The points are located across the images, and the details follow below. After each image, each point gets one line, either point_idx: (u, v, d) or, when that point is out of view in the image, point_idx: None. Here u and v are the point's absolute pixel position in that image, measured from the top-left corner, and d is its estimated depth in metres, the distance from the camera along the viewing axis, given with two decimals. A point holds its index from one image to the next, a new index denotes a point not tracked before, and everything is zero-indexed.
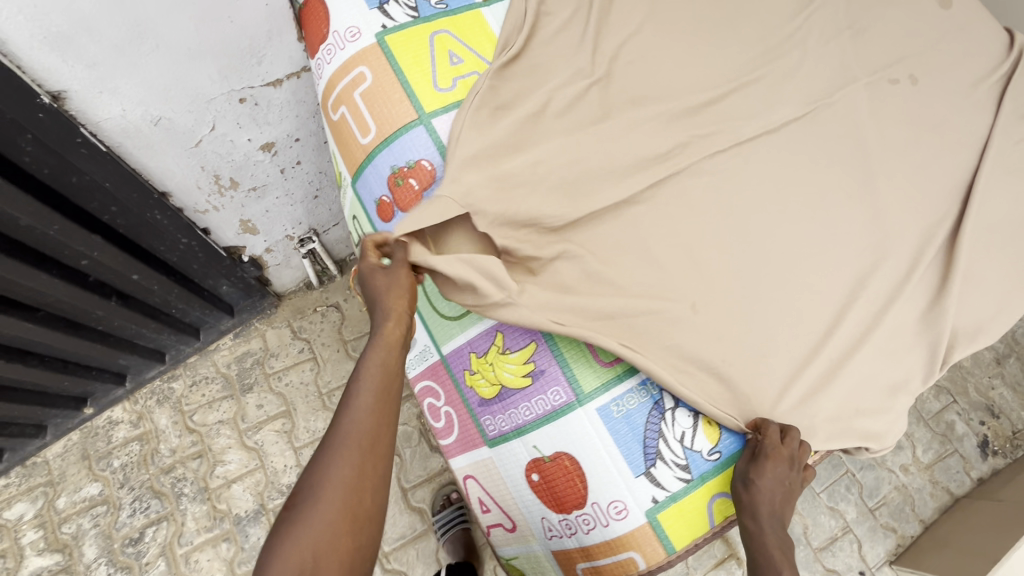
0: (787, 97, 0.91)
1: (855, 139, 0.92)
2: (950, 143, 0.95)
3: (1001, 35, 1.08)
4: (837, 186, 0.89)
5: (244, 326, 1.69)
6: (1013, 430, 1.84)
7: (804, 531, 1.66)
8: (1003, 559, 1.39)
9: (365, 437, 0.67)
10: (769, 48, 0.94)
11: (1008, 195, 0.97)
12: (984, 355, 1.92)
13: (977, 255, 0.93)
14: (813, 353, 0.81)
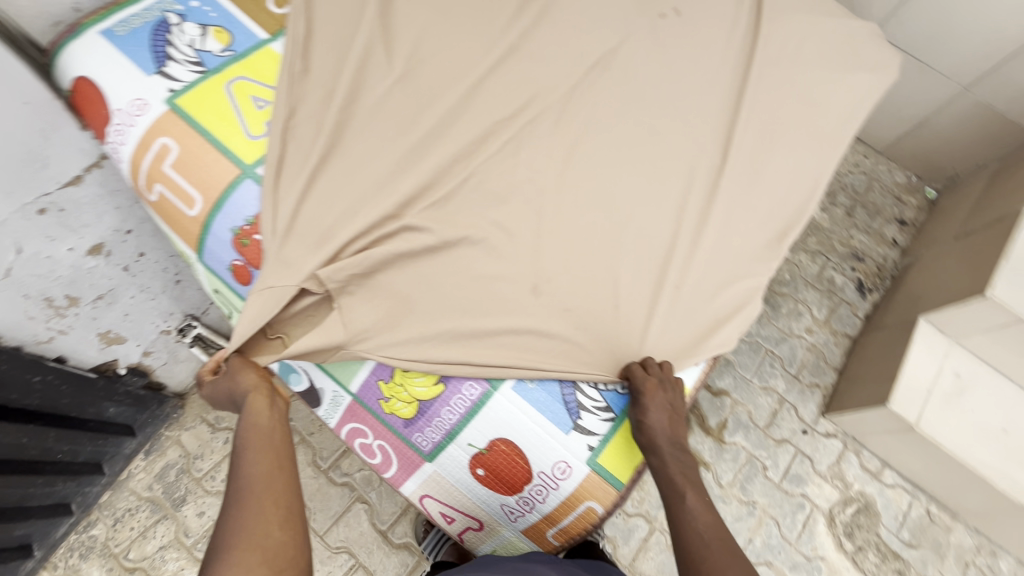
0: (570, 62, 1.01)
1: (646, 75, 1.04)
2: (723, 56, 1.11)
3: None
4: (646, 118, 1.00)
5: (153, 441, 1.54)
6: (878, 266, 2.12)
7: (749, 416, 1.82)
8: (898, 375, 1.61)
9: (258, 484, 0.72)
10: (541, 21, 1.03)
11: (783, 80, 1.11)
12: (837, 213, 2.21)
13: (781, 138, 1.06)
14: (672, 264, 0.90)
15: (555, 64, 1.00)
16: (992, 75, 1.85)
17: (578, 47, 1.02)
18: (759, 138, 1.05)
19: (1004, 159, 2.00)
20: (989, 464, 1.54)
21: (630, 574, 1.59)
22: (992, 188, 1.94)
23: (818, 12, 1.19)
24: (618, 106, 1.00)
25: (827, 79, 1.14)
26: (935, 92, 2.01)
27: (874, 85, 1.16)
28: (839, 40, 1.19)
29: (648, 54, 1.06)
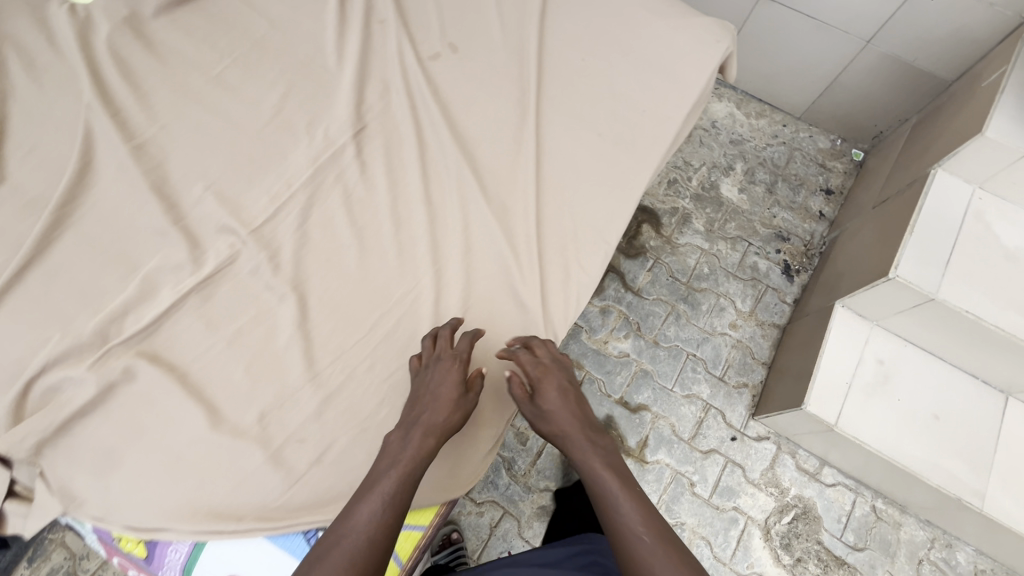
0: (322, 126, 1.04)
1: (417, 123, 1.02)
2: (505, 75, 1.04)
3: None
4: (420, 175, 1.00)
5: (36, 546, 1.48)
6: (805, 244, 1.97)
7: (671, 432, 1.70)
8: (814, 370, 1.48)
9: (406, 466, 0.83)
10: (295, 92, 1.07)
11: (570, 93, 1.03)
12: (756, 191, 2.05)
13: (575, 161, 0.99)
14: (414, 320, 0.96)
15: (324, 146, 1.02)
16: (890, 24, 1.68)
17: (339, 124, 1.03)
18: (545, 171, 0.99)
19: (921, 112, 1.84)
20: (919, 458, 1.41)
21: None
22: (909, 146, 1.78)
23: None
24: (387, 172, 1.01)
25: (634, 76, 1.03)
26: (837, 48, 1.84)
27: (695, 69, 1.05)
28: (653, 21, 1.07)
29: (420, 108, 1.03)
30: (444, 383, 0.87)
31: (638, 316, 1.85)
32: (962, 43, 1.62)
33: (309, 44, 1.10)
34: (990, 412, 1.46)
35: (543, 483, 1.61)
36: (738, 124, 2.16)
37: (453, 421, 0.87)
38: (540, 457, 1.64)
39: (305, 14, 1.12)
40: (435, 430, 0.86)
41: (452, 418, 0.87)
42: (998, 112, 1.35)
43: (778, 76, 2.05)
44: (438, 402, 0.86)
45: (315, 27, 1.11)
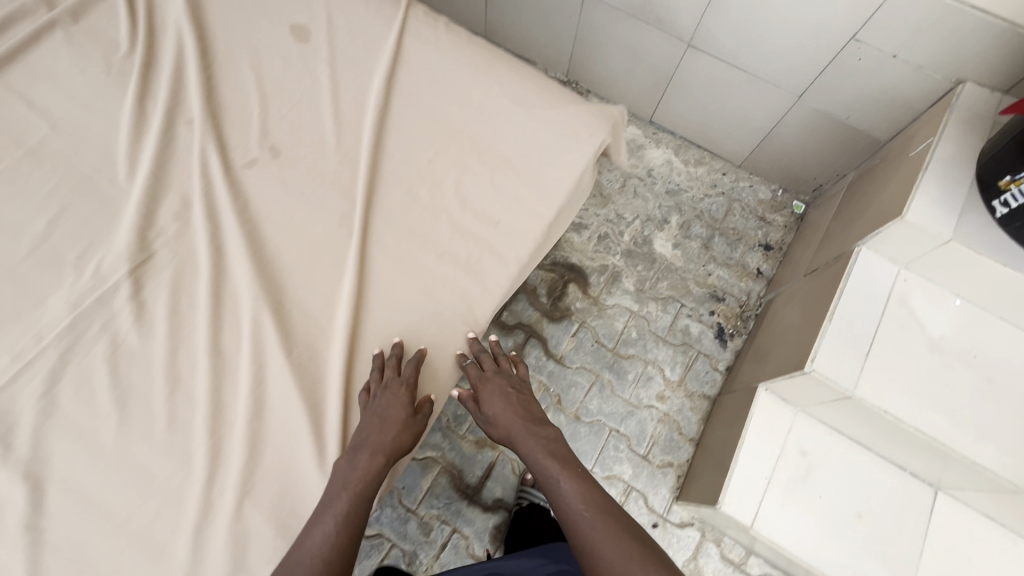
0: (88, 256, 0.81)
1: (212, 249, 0.80)
2: (334, 180, 0.86)
3: (363, 31, 0.94)
4: (207, 317, 0.78)
5: None
6: (740, 305, 1.86)
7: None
8: (731, 466, 1.37)
9: (361, 486, 0.74)
10: (56, 206, 0.82)
11: (408, 207, 0.86)
12: (692, 246, 1.93)
13: (412, 283, 0.83)
14: (189, 513, 0.73)
15: (88, 283, 0.80)
16: (821, 81, 1.57)
17: (108, 255, 0.80)
18: (375, 295, 0.82)
19: (859, 167, 1.73)
20: (839, 562, 1.31)
21: None
22: (845, 208, 1.68)
23: (479, 81, 0.94)
24: (165, 319, 0.79)
25: (487, 180, 0.89)
26: (771, 100, 1.73)
27: (560, 168, 0.92)
28: (512, 111, 0.93)
29: (218, 224, 0.81)
30: (391, 410, 0.78)
31: (559, 388, 1.73)
32: (899, 100, 1.50)
33: (76, 137, 0.85)
34: (919, 507, 1.35)
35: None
36: (675, 172, 2.04)
37: (401, 443, 0.79)
38: (444, 551, 1.51)
39: (86, 94, 0.87)
40: (383, 451, 0.77)
41: (402, 441, 0.79)
42: (920, 193, 1.24)
43: (712, 124, 1.94)
44: (386, 429, 0.77)
45: (97, 115, 0.86)
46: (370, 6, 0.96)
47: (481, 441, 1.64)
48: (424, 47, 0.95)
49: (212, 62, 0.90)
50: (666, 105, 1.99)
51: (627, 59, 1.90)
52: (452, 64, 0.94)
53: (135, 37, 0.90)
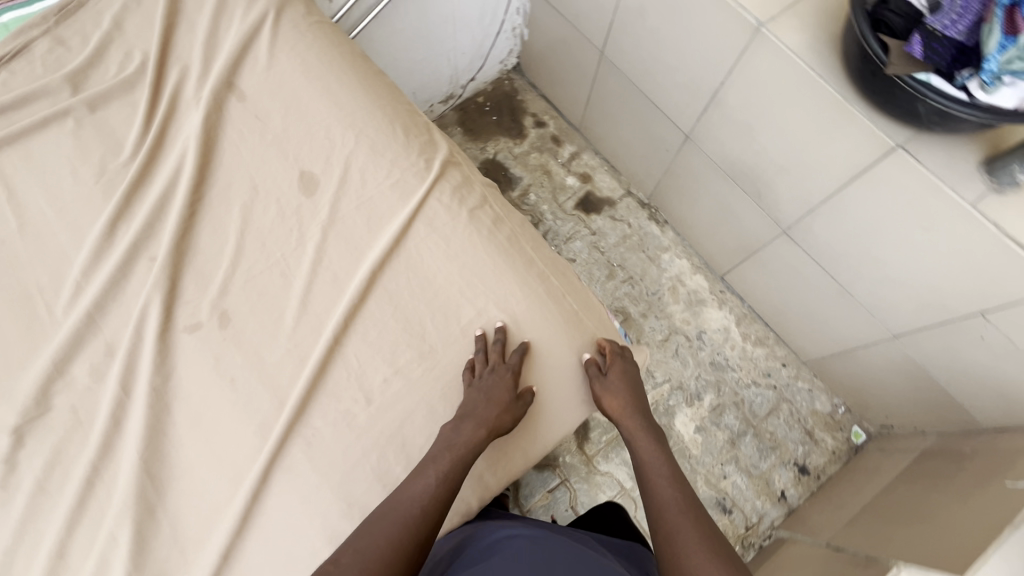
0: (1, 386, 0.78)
1: (110, 420, 0.76)
2: (271, 373, 0.79)
3: (365, 208, 0.86)
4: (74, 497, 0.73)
5: None
6: (746, 526, 1.61)
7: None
8: None
9: (464, 451, 0.75)
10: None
11: (334, 433, 0.77)
12: (715, 438, 1.69)
13: (301, 524, 0.73)
14: None
15: None
16: (927, 334, 1.30)
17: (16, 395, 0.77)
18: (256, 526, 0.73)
19: (942, 436, 1.45)
20: None
21: None
22: (912, 474, 1.40)
23: (474, 301, 0.84)
24: (36, 483, 0.75)
25: (435, 421, 0.79)
26: (860, 329, 1.48)
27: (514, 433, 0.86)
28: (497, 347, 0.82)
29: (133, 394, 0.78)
30: (496, 391, 0.78)
31: None
32: (1017, 403, 1.20)
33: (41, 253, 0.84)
34: None
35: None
36: (728, 344, 1.80)
37: (503, 425, 0.79)
38: None
39: (74, 211, 0.85)
40: (487, 427, 0.77)
41: (502, 417, 0.79)
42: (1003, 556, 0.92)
43: (787, 312, 1.69)
44: (489, 402, 0.77)
45: (71, 235, 0.84)
46: (390, 178, 0.87)
47: None
48: (430, 239, 0.85)
49: (200, 205, 0.85)
50: (741, 272, 1.76)
51: (715, 214, 1.69)
52: (451, 272, 0.84)
53: (138, 155, 0.87)
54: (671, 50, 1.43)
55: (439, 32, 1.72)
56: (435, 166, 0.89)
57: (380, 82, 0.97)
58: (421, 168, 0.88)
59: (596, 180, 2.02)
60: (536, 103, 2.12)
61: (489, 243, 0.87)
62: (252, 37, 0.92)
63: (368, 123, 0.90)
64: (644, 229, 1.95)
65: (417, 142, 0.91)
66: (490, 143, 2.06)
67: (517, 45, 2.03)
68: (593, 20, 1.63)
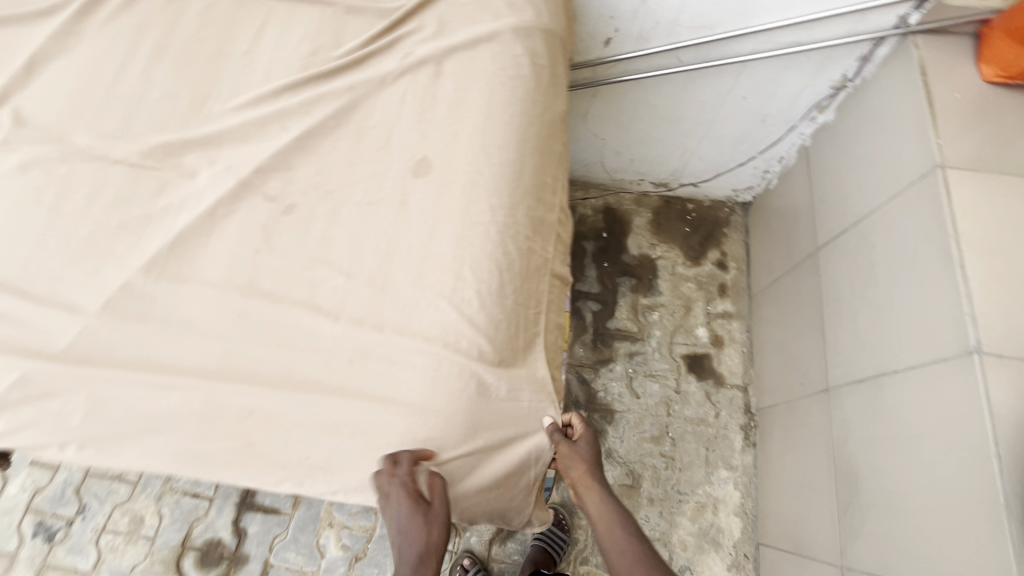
0: (119, 103, 0.94)
1: (136, 182, 0.90)
2: (255, 268, 0.86)
3: (434, 191, 0.89)
4: (79, 207, 0.88)
5: None
6: None
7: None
8: None
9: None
10: (154, 64, 0.97)
11: (254, 322, 0.84)
12: None
13: (166, 392, 0.82)
14: None
15: (93, 112, 0.94)
16: None
17: (119, 117, 0.94)
18: (144, 362, 0.83)
19: None
20: None
21: (19, 563, 1.53)
22: None
23: (437, 335, 0.82)
24: (75, 175, 0.90)
25: (317, 388, 0.81)
26: None
27: (360, 479, 0.81)
28: (416, 401, 0.81)
29: (176, 177, 0.91)
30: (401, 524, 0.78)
31: (368, 557, 1.56)
32: None
33: (224, 44, 1.00)
34: None
35: (145, 527, 1.56)
36: None
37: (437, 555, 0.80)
38: (190, 497, 1.60)
39: (270, 37, 1.01)
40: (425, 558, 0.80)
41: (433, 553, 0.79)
42: None
43: None
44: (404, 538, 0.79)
45: (253, 49, 0.99)
46: (476, 206, 0.88)
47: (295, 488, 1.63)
48: (455, 256, 0.85)
49: (337, 95, 0.95)
50: (778, 559, 1.43)
51: (798, 483, 1.39)
52: (439, 312, 0.83)
53: (341, 35, 1.01)
54: (879, 300, 1.19)
55: (688, 129, 1.67)
56: (518, 221, 0.89)
57: (548, 123, 0.99)
58: (504, 213, 0.88)
59: (723, 352, 1.81)
60: (735, 246, 1.96)
61: (494, 313, 0.84)
62: (484, 22, 1.00)
63: (502, 149, 0.92)
64: (725, 432, 1.70)
65: (524, 193, 0.91)
66: (663, 245, 1.97)
67: (761, 185, 1.87)
68: (837, 215, 1.41)
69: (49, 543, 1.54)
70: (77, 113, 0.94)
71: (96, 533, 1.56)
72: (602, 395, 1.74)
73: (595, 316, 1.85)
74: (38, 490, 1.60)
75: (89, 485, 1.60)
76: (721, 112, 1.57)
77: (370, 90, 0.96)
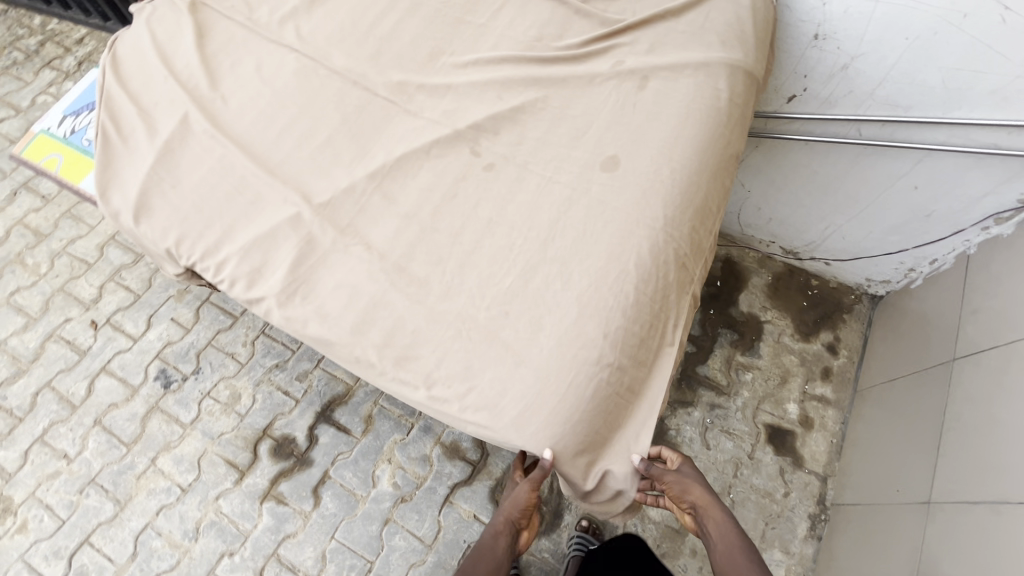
0: (374, 43, 1.12)
1: (369, 106, 1.06)
2: (443, 199, 0.97)
3: (614, 177, 0.96)
4: (321, 113, 1.05)
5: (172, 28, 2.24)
6: None
7: (260, 530, 1.58)
8: None
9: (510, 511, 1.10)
10: (408, 20, 1.15)
11: (426, 242, 0.94)
12: None
13: (335, 272, 0.92)
14: (187, 129, 1.03)
15: (352, 44, 1.12)
16: None
17: (371, 54, 1.11)
18: (327, 243, 0.94)
19: None
20: None
21: (136, 397, 1.76)
22: None
23: (582, 299, 0.86)
24: (325, 89, 1.08)
25: (461, 312, 0.88)
26: None
27: (467, 403, 0.83)
28: (550, 358, 0.83)
29: (399, 110, 1.06)
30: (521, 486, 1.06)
31: (412, 502, 1.63)
32: None
33: (468, 17, 1.15)
34: None
35: (239, 404, 1.75)
36: None
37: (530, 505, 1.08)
38: (281, 393, 1.77)
39: (507, 20, 1.15)
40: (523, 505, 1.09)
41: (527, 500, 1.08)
42: None
43: None
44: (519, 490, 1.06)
45: (490, 27, 1.14)
46: (649, 206, 0.93)
47: (368, 418, 1.74)
48: (618, 237, 0.90)
49: (551, 80, 1.07)
50: None
51: None
52: (592, 287, 0.87)
53: (566, 32, 1.13)
54: (1017, 425, 1.12)
55: (841, 205, 1.65)
56: (683, 230, 0.93)
57: (728, 154, 1.03)
58: (673, 219, 0.92)
59: (810, 435, 1.73)
60: (853, 335, 1.88)
61: (642, 304, 0.87)
62: (698, 47, 1.07)
63: (685, 163, 0.97)
64: (790, 513, 1.62)
65: (693, 206, 0.95)
66: (775, 311, 1.93)
67: (900, 282, 1.79)
68: (988, 330, 1.32)
69: (163, 389, 1.77)
70: (340, 42, 1.13)
71: (201, 395, 1.77)
72: (672, 433, 1.73)
73: (687, 357, 1.85)
74: (170, 343, 1.84)
75: (208, 353, 1.83)
76: (885, 194, 1.53)
77: (578, 83, 1.06)
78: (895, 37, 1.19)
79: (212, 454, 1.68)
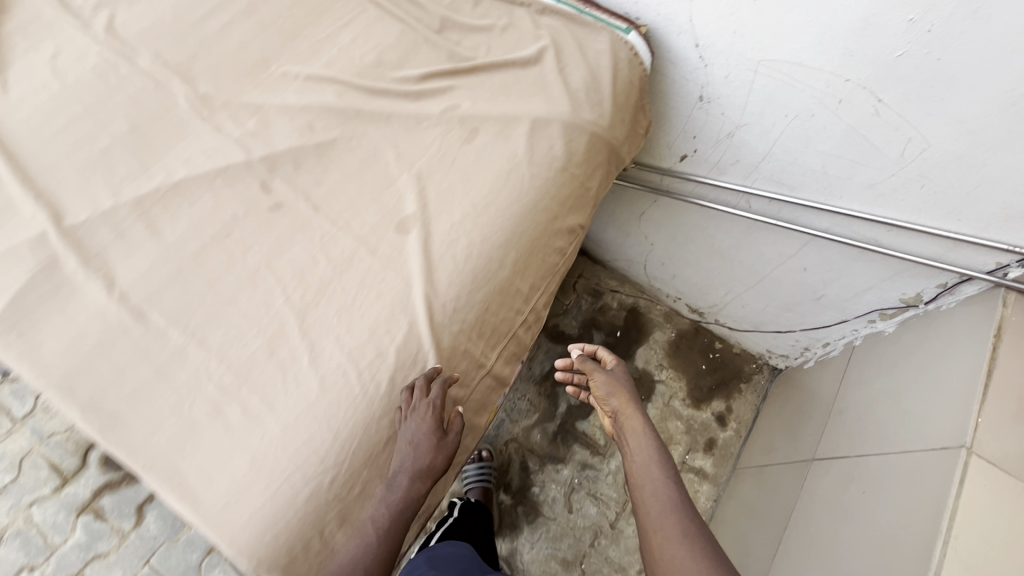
0: (193, 48, 1.00)
1: (163, 120, 0.94)
2: (214, 238, 0.86)
3: (406, 241, 0.86)
4: (107, 119, 0.93)
5: None
6: None
7: (69, 546, 1.46)
8: None
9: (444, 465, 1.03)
10: (239, 27, 1.02)
11: (180, 285, 0.83)
12: None
13: (64, 310, 0.81)
14: None
15: (167, 46, 0.99)
16: None
17: (184, 60, 0.99)
18: (62, 275, 0.82)
19: None
20: None
21: None
22: None
23: (327, 377, 0.77)
24: (120, 93, 0.95)
25: (194, 374, 0.78)
26: None
27: (166, 484, 0.72)
28: (270, 448, 0.74)
29: (196, 127, 0.93)
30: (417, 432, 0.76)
31: None
32: None
33: (308, 33, 1.03)
34: None
35: None
36: None
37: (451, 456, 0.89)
38: None
39: (350, 41, 1.03)
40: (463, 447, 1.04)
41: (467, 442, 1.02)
42: None
43: None
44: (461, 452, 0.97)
45: (329, 45, 1.02)
46: (432, 283, 0.83)
47: None
48: (387, 312, 0.82)
49: (375, 117, 0.96)
50: None
51: None
52: (340, 368, 0.78)
53: (411, 63, 1.01)
54: (838, 555, 1.02)
55: (739, 274, 1.55)
56: (466, 317, 0.85)
57: (552, 228, 0.94)
58: (455, 303, 0.84)
59: None
60: (745, 409, 1.78)
61: (397, 395, 0.79)
62: (545, 102, 0.96)
63: (488, 236, 0.88)
64: None
65: (489, 286, 0.87)
66: (671, 370, 1.83)
67: (797, 359, 1.69)
68: (849, 438, 1.23)
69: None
70: (154, 41, 1.00)
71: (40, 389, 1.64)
72: (536, 490, 1.63)
73: (569, 410, 1.74)
74: None
75: None
76: (777, 271, 1.44)
77: (403, 123, 0.95)
78: (775, 112, 1.08)
79: (37, 456, 1.55)
